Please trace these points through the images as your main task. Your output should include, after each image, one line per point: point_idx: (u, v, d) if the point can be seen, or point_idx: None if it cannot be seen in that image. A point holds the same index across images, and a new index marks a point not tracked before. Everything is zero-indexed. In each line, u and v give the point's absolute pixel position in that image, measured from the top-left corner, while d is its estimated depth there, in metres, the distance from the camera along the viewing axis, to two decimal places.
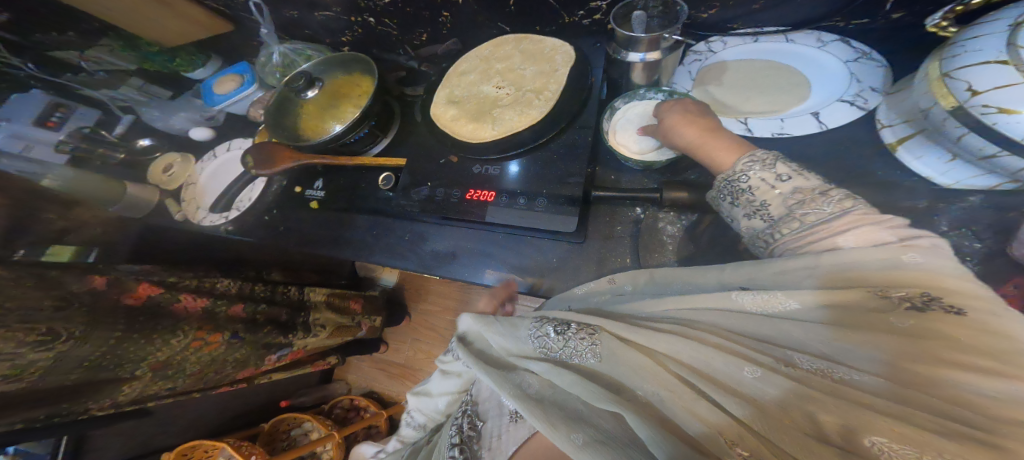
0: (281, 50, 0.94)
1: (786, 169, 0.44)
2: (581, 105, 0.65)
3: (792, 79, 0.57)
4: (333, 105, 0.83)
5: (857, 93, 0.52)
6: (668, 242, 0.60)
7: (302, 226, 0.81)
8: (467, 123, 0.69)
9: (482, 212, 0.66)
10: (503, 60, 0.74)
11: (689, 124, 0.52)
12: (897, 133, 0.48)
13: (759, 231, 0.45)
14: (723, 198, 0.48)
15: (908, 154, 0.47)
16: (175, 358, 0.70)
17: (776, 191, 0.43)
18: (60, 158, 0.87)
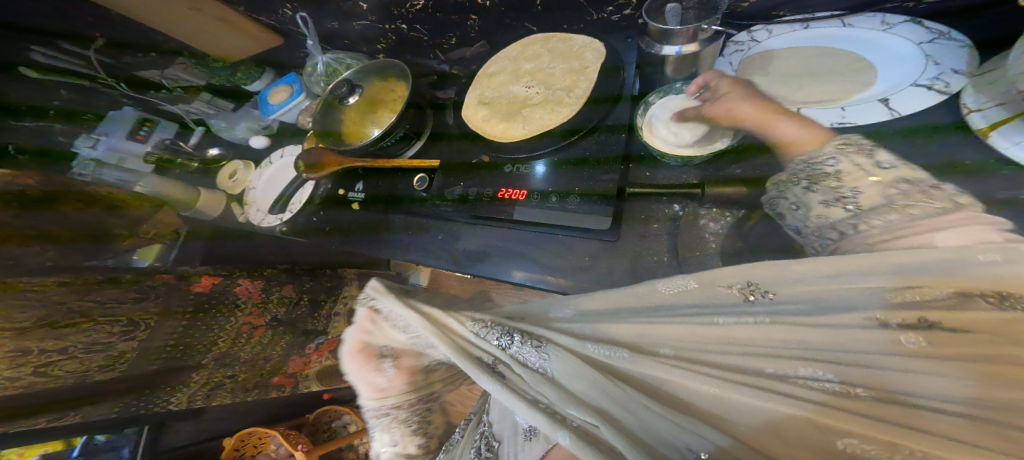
0: (325, 59, 1.00)
1: (886, 158, 0.43)
2: (611, 101, 0.63)
3: (852, 65, 0.52)
4: (371, 111, 0.87)
5: (932, 77, 0.46)
6: (711, 242, 0.56)
7: (344, 225, 0.86)
8: (498, 123, 0.70)
9: (512, 211, 0.67)
10: (532, 60, 0.74)
11: (755, 103, 0.51)
12: (987, 118, 0.43)
13: (837, 220, 0.44)
14: (798, 182, 0.47)
15: (1003, 140, 0.42)
16: (235, 338, 0.95)
17: (874, 178, 0.42)
18: (146, 168, 1.01)
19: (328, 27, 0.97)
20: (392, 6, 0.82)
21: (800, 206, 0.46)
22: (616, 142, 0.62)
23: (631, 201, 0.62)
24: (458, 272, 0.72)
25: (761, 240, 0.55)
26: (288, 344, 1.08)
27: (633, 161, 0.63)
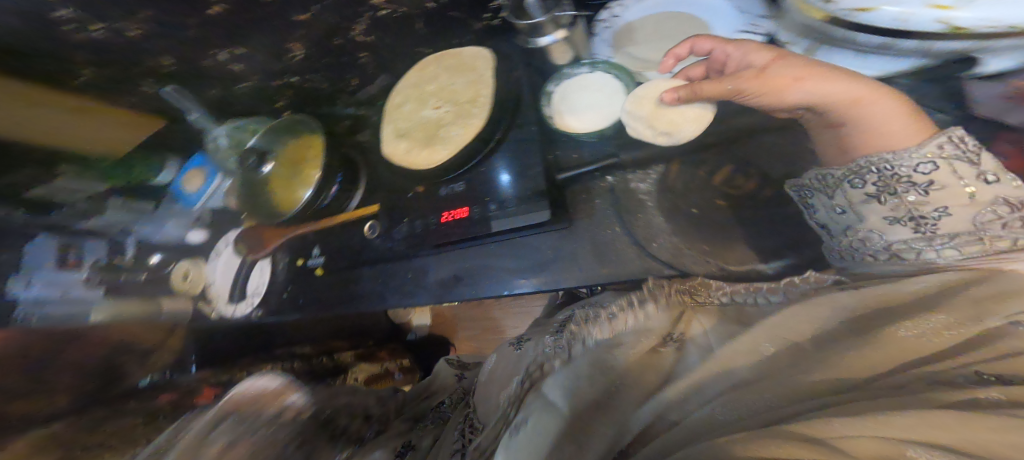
0: (223, 131, 0.92)
1: (989, 167, 0.40)
2: (516, 102, 0.63)
3: (690, 24, 0.65)
4: (293, 173, 0.85)
5: (750, 22, 0.60)
6: (645, 199, 0.60)
7: (317, 293, 0.86)
8: (421, 151, 0.66)
9: (463, 231, 0.65)
10: (433, 81, 0.71)
11: (816, 73, 0.47)
12: (803, 46, 0.54)
13: (904, 239, 0.44)
14: (868, 176, 0.46)
15: (825, 58, 0.53)
16: None
17: (969, 198, 0.41)
18: (98, 293, 0.87)
19: (209, 94, 0.83)
20: (273, 63, 0.79)
21: (854, 206, 0.47)
22: (531, 135, 0.62)
23: (570, 186, 0.63)
24: (440, 302, 0.73)
25: (684, 184, 0.60)
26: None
27: (557, 150, 0.62)
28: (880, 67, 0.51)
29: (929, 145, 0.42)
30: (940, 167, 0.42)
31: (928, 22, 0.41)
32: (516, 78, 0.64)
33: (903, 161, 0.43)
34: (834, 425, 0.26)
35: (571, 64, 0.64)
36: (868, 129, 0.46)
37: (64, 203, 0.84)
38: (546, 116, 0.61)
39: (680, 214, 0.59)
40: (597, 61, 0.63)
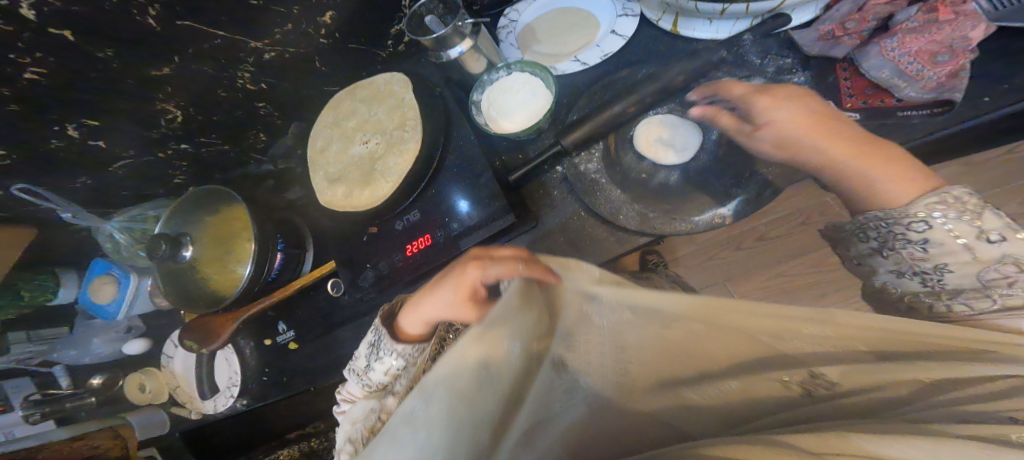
0: (120, 227, 0.81)
1: (994, 228, 0.37)
2: (447, 115, 0.58)
3: (580, 15, 0.64)
4: (223, 250, 0.75)
5: (625, 5, 0.60)
6: (599, 178, 0.58)
7: (297, 364, 0.80)
8: (361, 191, 0.62)
9: (432, 259, 0.60)
10: (351, 116, 0.65)
11: (820, 129, 0.46)
12: (670, 21, 0.57)
13: (910, 290, 0.43)
14: (869, 236, 0.44)
15: (687, 30, 0.56)
16: None
17: (968, 255, 0.38)
18: (43, 425, 0.86)
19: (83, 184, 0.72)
20: (155, 133, 0.69)
21: (864, 255, 0.45)
22: (468, 141, 0.57)
23: (526, 186, 0.61)
24: None
25: (634, 152, 0.59)
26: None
27: (503, 156, 0.59)
28: (730, 30, 0.55)
29: (929, 199, 0.40)
30: (938, 234, 0.39)
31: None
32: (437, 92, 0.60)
33: (899, 209, 0.41)
34: (859, 440, 0.22)
35: (488, 70, 0.61)
36: (870, 185, 0.43)
37: None
38: (481, 124, 0.58)
39: (643, 182, 0.58)
40: (509, 62, 0.59)
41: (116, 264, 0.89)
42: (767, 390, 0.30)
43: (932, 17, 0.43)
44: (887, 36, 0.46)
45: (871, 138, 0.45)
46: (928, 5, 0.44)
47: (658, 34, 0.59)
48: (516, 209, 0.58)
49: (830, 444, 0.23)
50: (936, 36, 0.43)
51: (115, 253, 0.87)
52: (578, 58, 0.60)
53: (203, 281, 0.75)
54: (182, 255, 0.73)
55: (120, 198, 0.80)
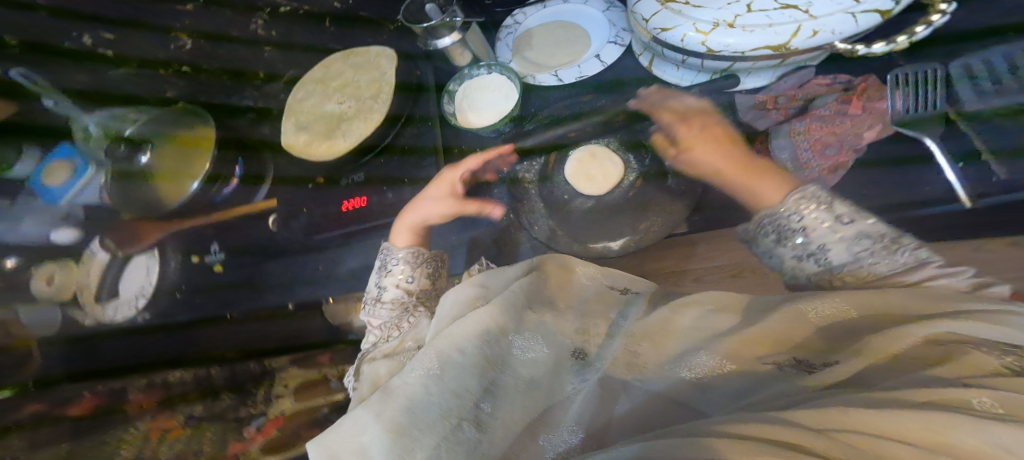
0: (94, 117, 0.75)
1: (844, 210, 0.41)
2: (417, 96, 0.62)
3: (575, 33, 0.65)
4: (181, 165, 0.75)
5: (616, 34, 0.61)
6: (530, 188, 0.63)
7: (218, 286, 0.86)
8: (320, 144, 0.66)
9: (361, 219, 0.64)
10: (337, 77, 0.70)
11: (726, 151, 0.51)
12: (647, 58, 0.58)
13: (808, 271, 0.43)
14: (764, 234, 0.46)
15: (660, 71, 0.57)
16: None
17: (837, 234, 0.41)
18: None
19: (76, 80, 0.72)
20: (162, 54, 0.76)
21: (770, 248, 0.46)
22: (429, 125, 0.63)
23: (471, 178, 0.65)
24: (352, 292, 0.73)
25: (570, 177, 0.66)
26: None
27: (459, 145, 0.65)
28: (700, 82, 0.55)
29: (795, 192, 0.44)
30: (812, 226, 0.42)
31: (695, 46, 0.45)
32: (417, 74, 0.64)
33: (777, 209, 0.44)
34: (860, 416, 0.21)
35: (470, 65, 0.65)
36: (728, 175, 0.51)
37: None
38: (445, 114, 0.62)
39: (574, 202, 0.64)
40: (492, 62, 0.62)
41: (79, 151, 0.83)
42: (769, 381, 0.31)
43: (840, 110, 0.56)
44: (801, 116, 0.57)
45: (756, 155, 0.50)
46: (841, 97, 0.56)
47: (631, 71, 0.60)
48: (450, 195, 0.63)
49: (829, 420, 0.22)
50: (836, 128, 0.56)
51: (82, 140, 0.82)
52: (556, 74, 0.62)
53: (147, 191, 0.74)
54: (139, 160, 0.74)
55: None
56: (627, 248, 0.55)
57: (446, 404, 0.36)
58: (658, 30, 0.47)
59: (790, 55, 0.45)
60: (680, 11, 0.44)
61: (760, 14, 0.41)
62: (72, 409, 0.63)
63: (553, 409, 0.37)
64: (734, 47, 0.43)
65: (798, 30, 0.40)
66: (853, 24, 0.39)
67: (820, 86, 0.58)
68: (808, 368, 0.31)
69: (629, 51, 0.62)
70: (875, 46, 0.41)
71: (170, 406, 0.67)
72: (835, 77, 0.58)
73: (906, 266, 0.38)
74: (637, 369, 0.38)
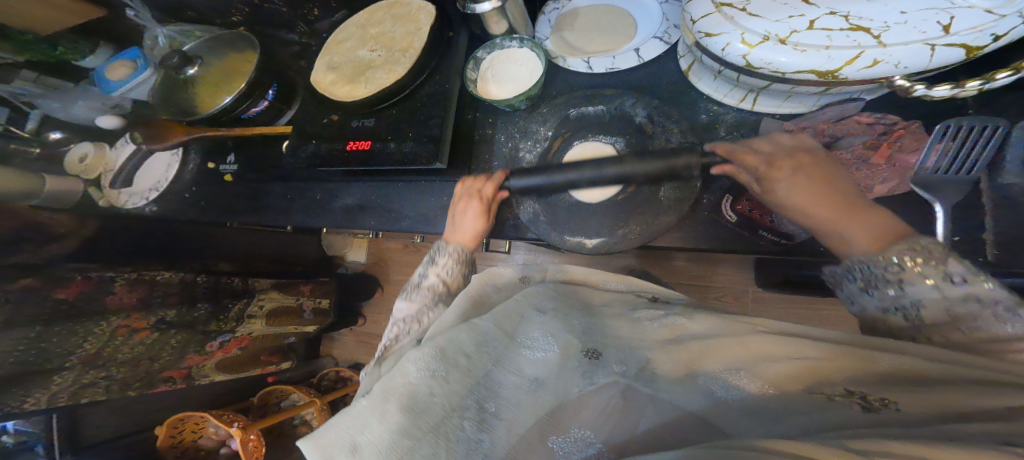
0: (166, 33, 0.90)
1: (959, 271, 0.33)
2: (445, 56, 0.65)
3: (622, 21, 0.60)
4: (225, 81, 0.81)
5: (665, 30, 0.57)
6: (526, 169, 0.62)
7: (220, 199, 0.86)
8: (344, 85, 0.69)
9: (360, 161, 0.65)
10: (377, 26, 0.73)
11: (820, 202, 0.43)
12: (688, 61, 0.55)
13: (895, 327, 0.37)
14: (852, 278, 0.41)
15: (696, 78, 0.54)
16: (105, 345, 0.78)
17: (940, 294, 0.33)
18: None
19: None
20: None
21: (854, 293, 0.41)
22: (446, 86, 0.63)
23: (476, 146, 0.66)
24: (342, 228, 0.75)
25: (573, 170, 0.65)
26: (184, 338, 0.91)
27: (476, 111, 0.66)
28: (740, 98, 0.50)
29: (899, 254, 0.36)
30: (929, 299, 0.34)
31: (736, 58, 0.42)
32: (452, 35, 0.67)
33: (872, 262, 0.38)
34: (877, 442, 0.20)
35: (504, 35, 0.64)
36: (837, 233, 0.41)
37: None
38: (466, 79, 0.64)
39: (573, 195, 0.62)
40: (525, 38, 0.62)
41: (144, 55, 0.94)
42: (800, 405, 0.28)
43: (865, 157, 0.46)
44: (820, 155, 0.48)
45: (853, 199, 0.42)
46: (872, 141, 0.45)
47: (666, 75, 0.58)
48: (449, 158, 0.65)
49: (859, 448, 0.20)
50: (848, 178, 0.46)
51: (150, 48, 0.94)
52: (587, 61, 0.60)
53: (188, 98, 0.81)
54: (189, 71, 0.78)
55: (180, 14, 0.90)
56: (599, 248, 0.54)
57: (453, 401, 0.35)
58: (701, 34, 0.43)
59: (841, 84, 0.40)
60: (731, 17, 0.40)
61: (821, 33, 0.36)
62: (61, 290, 0.70)
63: (563, 406, 0.36)
64: (779, 66, 0.40)
65: (857, 57, 0.36)
66: (926, 58, 0.35)
67: (859, 123, 0.46)
68: (861, 403, 0.26)
69: (674, 52, 0.58)
70: (937, 89, 0.37)
71: (143, 307, 0.81)
72: (880, 114, 0.45)
73: (1015, 336, 0.30)
74: (645, 380, 0.36)
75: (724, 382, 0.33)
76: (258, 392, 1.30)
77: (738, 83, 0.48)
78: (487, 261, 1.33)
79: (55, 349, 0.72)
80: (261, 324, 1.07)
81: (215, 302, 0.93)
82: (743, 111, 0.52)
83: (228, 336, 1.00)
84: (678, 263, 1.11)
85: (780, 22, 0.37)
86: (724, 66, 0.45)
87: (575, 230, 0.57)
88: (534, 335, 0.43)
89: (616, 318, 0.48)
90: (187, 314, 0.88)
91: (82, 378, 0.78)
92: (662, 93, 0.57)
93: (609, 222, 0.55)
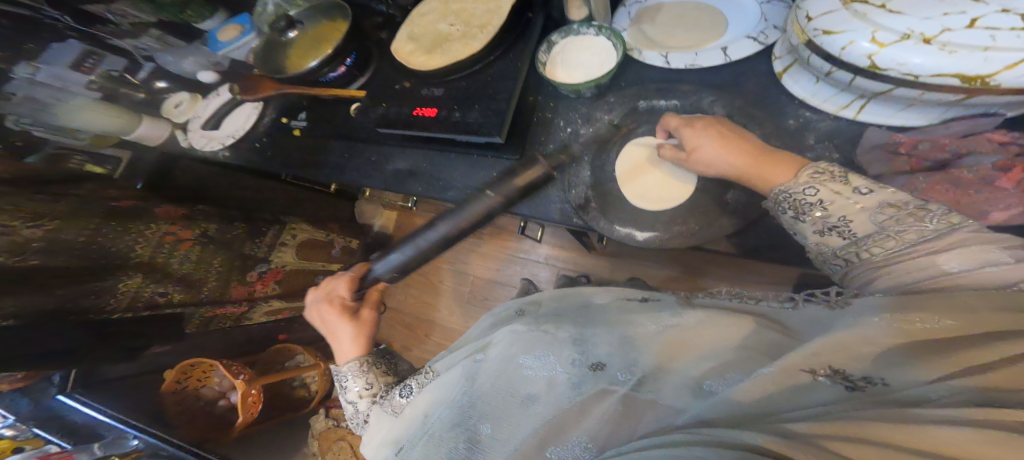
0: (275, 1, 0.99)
1: (863, 181, 0.37)
2: (520, 36, 0.66)
3: (709, 19, 0.58)
4: (316, 44, 0.87)
5: (761, 30, 0.54)
6: (584, 154, 0.60)
7: (284, 151, 0.91)
8: (420, 55, 0.72)
9: (424, 127, 0.66)
10: (459, 2, 0.76)
11: (729, 147, 0.46)
12: (784, 64, 0.51)
13: (836, 248, 0.38)
14: (781, 209, 0.42)
15: (790, 80, 0.50)
16: (159, 255, 0.80)
17: (856, 204, 0.36)
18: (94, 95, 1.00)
19: None
20: None
21: (790, 223, 0.42)
22: (518, 65, 0.64)
23: (537, 126, 0.65)
24: (389, 191, 0.76)
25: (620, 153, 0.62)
26: (231, 268, 0.94)
27: (542, 93, 0.66)
28: (843, 104, 0.46)
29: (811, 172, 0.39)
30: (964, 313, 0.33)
31: (857, 59, 0.39)
32: (530, 16, 0.68)
33: (790, 186, 0.40)
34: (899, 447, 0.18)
35: (583, 22, 0.64)
36: (750, 173, 0.44)
37: (112, 21, 0.99)
38: (538, 59, 0.64)
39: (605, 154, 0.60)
40: (604, 25, 0.61)
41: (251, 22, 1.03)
42: (778, 385, 0.27)
43: (989, 179, 0.40)
44: (932, 172, 0.42)
45: (763, 147, 0.45)
46: (1004, 162, 0.40)
47: (750, 74, 0.54)
48: (508, 134, 0.64)
49: (857, 436, 0.20)
50: (964, 198, 0.40)
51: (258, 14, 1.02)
52: (665, 55, 0.58)
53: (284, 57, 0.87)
54: (289, 35, 0.87)
55: None
56: (650, 243, 0.53)
57: (450, 434, 0.38)
58: (818, 32, 0.41)
59: (988, 93, 0.35)
60: (864, 14, 0.37)
61: (981, 32, 0.32)
62: (114, 202, 0.76)
63: (562, 418, 0.35)
64: (912, 68, 0.36)
65: (1021, 61, 0.31)
66: None
67: (991, 142, 0.40)
68: (841, 382, 0.25)
69: (766, 54, 0.54)
70: None
71: (187, 211, 0.87)
72: (1017, 135, 0.40)
73: (940, 228, 0.32)
74: (649, 386, 0.34)
75: (732, 384, 0.29)
76: (268, 349, 1.31)
77: (848, 89, 0.44)
78: (509, 253, 1.32)
79: (113, 250, 0.73)
80: (291, 256, 1.12)
81: (252, 228, 1.00)
82: (843, 119, 0.47)
83: (264, 265, 1.04)
84: (713, 283, 1.03)
85: (928, 19, 0.34)
86: (836, 65, 0.42)
87: (626, 221, 0.55)
88: (532, 352, 0.41)
89: (620, 321, 0.44)
90: (224, 231, 0.92)
91: (141, 294, 0.78)
92: (745, 92, 0.54)
93: (665, 218, 0.54)
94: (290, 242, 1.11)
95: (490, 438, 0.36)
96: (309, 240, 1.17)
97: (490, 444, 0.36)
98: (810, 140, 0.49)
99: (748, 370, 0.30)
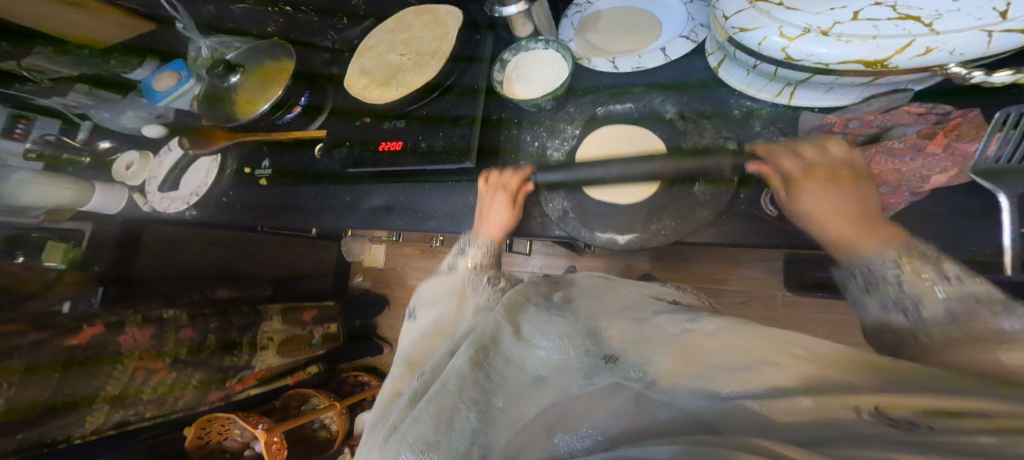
0: (208, 44, 0.92)
1: (953, 270, 0.36)
2: (471, 59, 0.67)
3: (646, 22, 0.60)
4: (258, 86, 0.83)
5: (691, 28, 0.56)
6: (554, 167, 0.62)
7: (253, 201, 0.89)
8: (375, 89, 0.71)
9: (390, 162, 0.67)
10: (405, 31, 0.75)
11: (843, 218, 0.42)
12: (717, 58, 0.53)
13: (888, 313, 0.38)
14: (812, 237, 0.41)
15: (726, 74, 0.53)
16: (130, 387, 0.99)
17: (901, 268, 0.37)
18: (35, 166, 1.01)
19: (205, 10, 0.90)
20: None
21: (857, 296, 0.42)
22: (473, 90, 0.64)
23: (502, 145, 0.66)
24: (368, 228, 0.76)
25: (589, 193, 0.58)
26: (206, 380, 1.11)
27: (503, 112, 0.67)
28: (777, 91, 0.49)
29: (901, 254, 0.38)
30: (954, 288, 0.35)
31: (774, 51, 0.40)
32: (477, 38, 0.68)
33: (872, 261, 0.39)
34: None
35: (529, 37, 0.65)
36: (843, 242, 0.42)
37: (31, 77, 0.96)
38: (492, 80, 0.64)
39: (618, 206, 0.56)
40: (550, 40, 0.62)
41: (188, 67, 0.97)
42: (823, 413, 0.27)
43: (920, 147, 0.42)
44: (865, 147, 0.45)
45: (864, 209, 0.42)
46: (926, 130, 0.42)
47: (694, 71, 0.57)
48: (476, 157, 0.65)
49: None
50: (900, 168, 0.43)
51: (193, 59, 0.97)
52: (612, 61, 0.60)
53: (228, 104, 0.82)
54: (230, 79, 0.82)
55: (222, 27, 0.95)
56: (631, 244, 0.53)
57: (464, 393, 0.38)
58: (736, 30, 0.42)
59: (890, 74, 0.37)
60: (767, 11, 0.38)
61: (866, 23, 0.33)
62: (74, 338, 0.92)
63: (572, 406, 0.37)
64: (821, 57, 0.37)
65: (908, 45, 0.33)
66: (984, 45, 0.32)
67: (910, 114, 0.42)
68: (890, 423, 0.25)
69: (701, 49, 0.57)
70: (998, 74, 0.34)
71: (154, 350, 1.02)
72: (931, 104, 0.42)
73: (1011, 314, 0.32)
74: (663, 389, 0.36)
75: (748, 396, 0.31)
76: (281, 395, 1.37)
77: (778, 78, 0.46)
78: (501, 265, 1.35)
79: (86, 387, 0.93)
80: (273, 357, 1.28)
81: (221, 335, 1.14)
82: (780, 105, 0.50)
83: (246, 371, 1.21)
84: (697, 266, 1.08)
85: (820, 14, 0.35)
86: (758, 59, 0.44)
87: (605, 225, 0.55)
88: (549, 335, 0.43)
89: (635, 322, 0.45)
90: (198, 353, 1.09)
91: (112, 418, 0.97)
92: (691, 89, 0.57)
93: (641, 217, 0.54)
94: (267, 342, 1.26)
95: (498, 413, 0.37)
96: (287, 334, 1.33)
97: (500, 420, 0.37)
98: (756, 127, 0.52)
99: (774, 387, 0.30)
